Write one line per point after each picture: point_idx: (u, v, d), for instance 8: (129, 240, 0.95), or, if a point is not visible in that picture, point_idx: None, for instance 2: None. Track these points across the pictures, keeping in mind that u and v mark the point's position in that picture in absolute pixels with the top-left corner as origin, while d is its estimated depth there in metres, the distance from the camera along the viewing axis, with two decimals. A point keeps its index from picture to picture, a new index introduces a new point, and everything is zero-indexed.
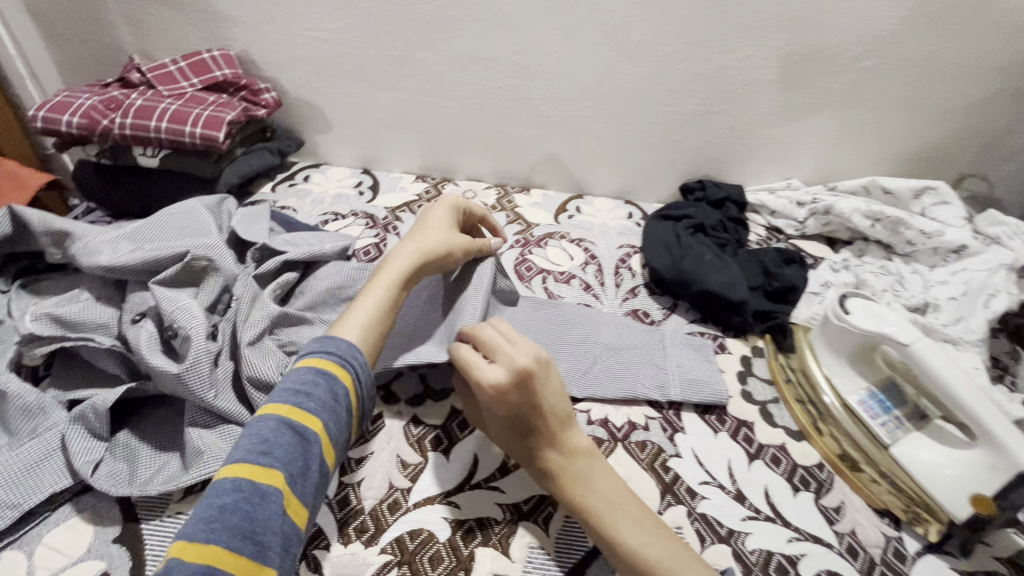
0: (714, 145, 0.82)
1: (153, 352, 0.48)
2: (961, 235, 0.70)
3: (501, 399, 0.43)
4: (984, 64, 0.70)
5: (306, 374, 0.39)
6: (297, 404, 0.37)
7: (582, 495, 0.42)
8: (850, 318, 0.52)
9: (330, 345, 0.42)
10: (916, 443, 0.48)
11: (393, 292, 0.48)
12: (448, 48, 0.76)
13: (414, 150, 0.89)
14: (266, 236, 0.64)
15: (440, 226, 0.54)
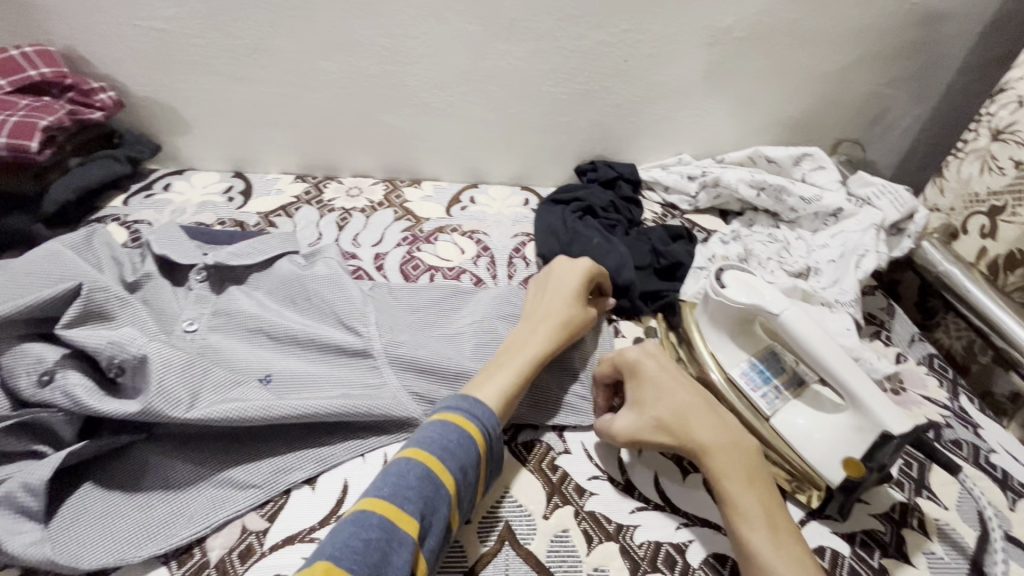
0: (602, 124, 0.80)
1: (106, 400, 0.43)
2: (836, 198, 0.72)
3: (669, 386, 0.45)
4: (846, 32, 0.72)
5: (450, 433, 0.40)
6: (441, 459, 0.39)
7: (734, 485, 0.40)
8: (725, 293, 0.51)
9: (476, 408, 0.43)
10: (792, 410, 0.48)
11: (537, 360, 0.48)
12: (307, 33, 0.69)
13: (290, 149, 0.82)
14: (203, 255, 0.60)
15: (582, 283, 0.55)
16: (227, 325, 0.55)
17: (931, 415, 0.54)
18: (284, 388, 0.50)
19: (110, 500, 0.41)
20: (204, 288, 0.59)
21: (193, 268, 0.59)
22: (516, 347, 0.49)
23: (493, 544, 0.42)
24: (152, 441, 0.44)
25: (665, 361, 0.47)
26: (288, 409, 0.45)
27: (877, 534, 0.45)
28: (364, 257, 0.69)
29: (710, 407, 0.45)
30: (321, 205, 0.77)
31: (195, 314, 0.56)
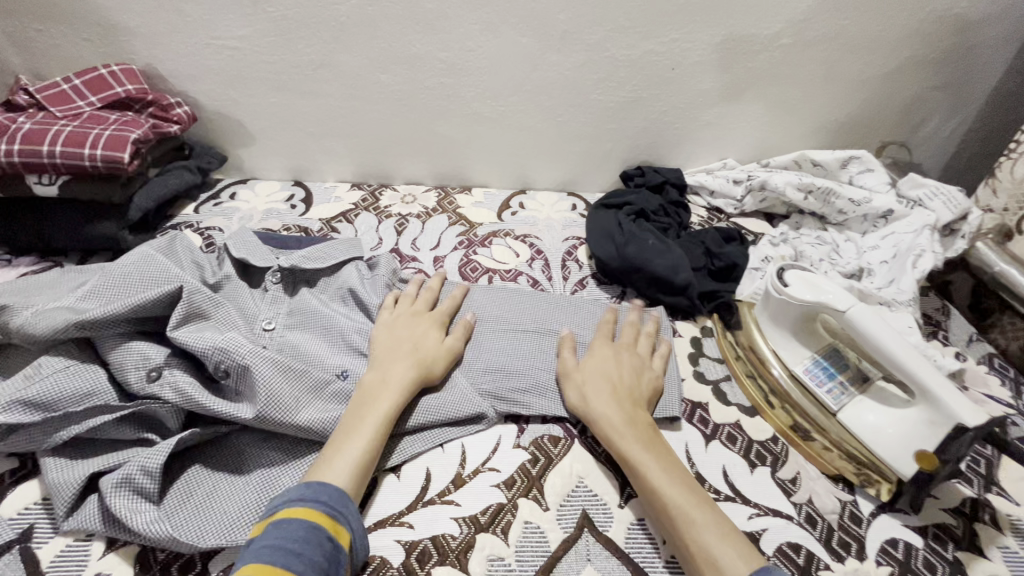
0: (649, 130, 0.82)
1: (214, 401, 0.46)
2: (887, 200, 0.73)
3: (602, 368, 0.51)
4: (892, 36, 0.73)
5: (296, 531, 0.37)
6: (285, 566, 0.35)
7: (632, 447, 0.45)
8: (788, 291, 0.52)
9: (320, 492, 0.40)
10: (860, 406, 0.49)
11: (384, 426, 0.45)
12: (369, 48, 0.73)
13: (347, 158, 0.86)
14: (277, 257, 0.63)
15: (428, 336, 0.53)
16: (304, 322, 0.58)
17: (996, 412, 0.54)
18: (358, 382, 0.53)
19: (215, 484, 0.45)
20: (279, 289, 0.61)
21: (269, 269, 0.62)
22: (362, 411, 0.46)
23: (571, 531, 0.44)
24: (247, 431, 0.47)
25: (622, 352, 0.53)
26: None
27: (949, 527, 0.45)
28: (424, 260, 0.72)
29: (624, 387, 0.50)
30: (379, 212, 0.80)
31: (272, 314, 0.59)
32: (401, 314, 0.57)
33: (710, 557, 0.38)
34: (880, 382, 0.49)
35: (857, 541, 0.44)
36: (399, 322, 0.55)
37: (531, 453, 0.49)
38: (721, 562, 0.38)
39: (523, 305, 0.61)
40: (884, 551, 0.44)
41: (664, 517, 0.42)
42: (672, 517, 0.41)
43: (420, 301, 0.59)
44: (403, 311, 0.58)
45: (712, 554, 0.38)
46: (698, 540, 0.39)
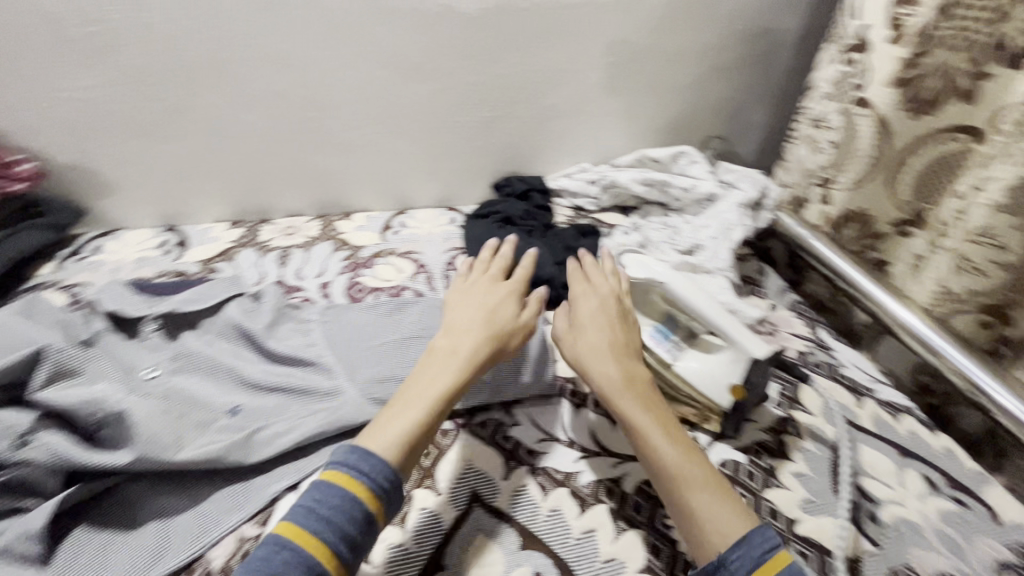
0: (511, 144, 0.91)
1: (92, 453, 0.46)
2: (709, 186, 0.87)
3: (601, 323, 0.55)
4: (694, 50, 0.88)
5: (331, 498, 0.42)
6: (314, 531, 0.40)
7: (633, 411, 0.49)
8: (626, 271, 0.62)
9: (360, 465, 0.43)
10: (689, 356, 0.58)
11: (441, 402, 0.49)
12: (228, 89, 0.75)
13: (221, 198, 0.85)
14: (151, 306, 0.63)
15: (505, 309, 0.58)
16: (190, 365, 0.59)
17: (797, 346, 0.68)
18: (250, 416, 0.54)
19: (106, 535, 0.45)
20: (159, 336, 0.62)
21: (144, 319, 0.62)
22: (420, 387, 0.50)
23: (463, 508, 0.49)
24: (136, 480, 0.48)
25: (610, 307, 0.57)
26: (263, 442, 0.51)
27: (765, 443, 0.57)
28: (310, 288, 0.74)
29: (619, 344, 0.54)
30: (261, 247, 0.81)
31: (154, 360, 0.59)
32: (480, 285, 0.62)
33: (704, 514, 0.44)
34: (704, 335, 0.59)
35: None
36: (473, 294, 0.60)
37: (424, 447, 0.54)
38: (714, 522, 0.43)
39: (405, 316, 0.67)
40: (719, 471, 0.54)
41: (663, 479, 0.46)
42: (671, 476, 0.46)
43: (494, 270, 0.64)
44: (483, 281, 0.62)
45: (707, 511, 0.44)
46: (697, 499, 0.45)
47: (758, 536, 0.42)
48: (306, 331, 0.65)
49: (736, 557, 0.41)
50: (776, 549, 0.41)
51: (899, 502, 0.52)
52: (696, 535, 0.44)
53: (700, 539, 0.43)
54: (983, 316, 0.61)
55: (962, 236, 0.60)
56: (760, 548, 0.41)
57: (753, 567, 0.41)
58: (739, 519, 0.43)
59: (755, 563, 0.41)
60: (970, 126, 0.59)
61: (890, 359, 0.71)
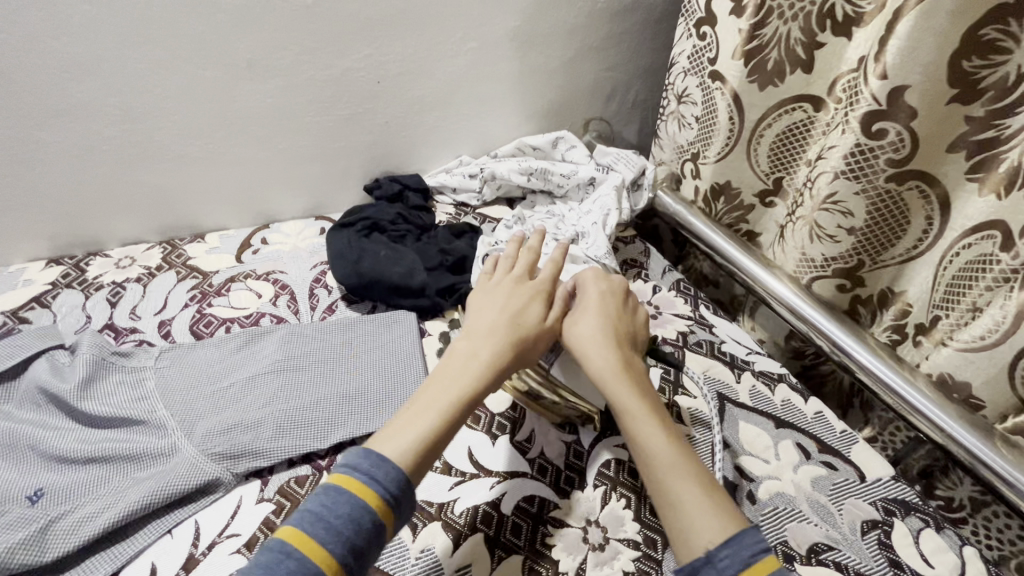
0: (378, 142, 0.84)
1: None
2: (588, 170, 0.85)
3: (600, 306, 0.52)
4: (558, 30, 0.85)
5: (340, 505, 0.37)
6: (323, 540, 0.35)
7: (627, 397, 0.46)
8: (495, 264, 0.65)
9: (374, 472, 0.38)
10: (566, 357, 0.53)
11: (454, 411, 0.44)
12: (11, 105, 0.62)
13: (31, 233, 0.72)
14: None
15: (528, 305, 0.52)
16: None
17: (678, 327, 0.68)
18: (56, 499, 0.46)
19: None
20: None
21: None
22: (431, 399, 0.44)
23: None
24: None
25: (608, 302, 0.53)
26: (63, 535, 0.43)
27: None
28: (147, 329, 0.64)
29: (615, 335, 0.51)
30: (87, 285, 0.70)
31: None
32: (499, 279, 0.55)
33: (690, 509, 0.40)
34: None
35: (580, 474, 0.52)
36: (491, 290, 0.54)
37: (277, 502, 0.48)
38: (699, 518, 0.39)
39: (261, 348, 0.60)
40: (600, 474, 0.51)
41: (648, 469, 0.43)
42: (658, 464, 0.42)
43: (518, 267, 0.56)
44: (500, 275, 0.56)
45: (693, 506, 0.40)
46: (683, 492, 0.41)
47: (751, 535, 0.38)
48: (139, 381, 0.55)
49: (725, 556, 0.37)
50: (768, 551, 0.37)
51: (775, 476, 0.53)
52: (678, 531, 0.39)
53: (679, 534, 0.39)
54: (840, 280, 0.63)
55: (813, 205, 0.61)
56: (750, 548, 0.37)
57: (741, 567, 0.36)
58: (729, 520, 0.39)
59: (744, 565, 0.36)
60: (812, 95, 0.60)
61: (769, 326, 0.75)
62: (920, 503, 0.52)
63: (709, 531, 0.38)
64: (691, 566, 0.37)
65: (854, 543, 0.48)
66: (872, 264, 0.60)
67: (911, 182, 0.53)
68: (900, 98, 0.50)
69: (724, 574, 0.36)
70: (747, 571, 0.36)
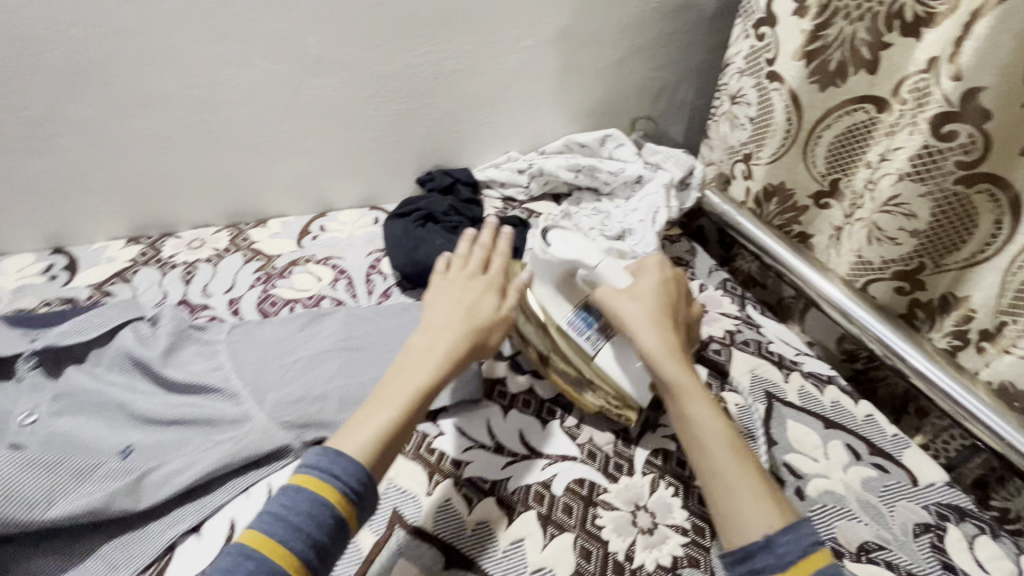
0: (432, 136, 0.87)
1: None
2: (636, 168, 0.86)
3: (659, 290, 0.53)
4: (613, 30, 0.86)
5: (300, 504, 0.39)
6: (281, 539, 0.37)
7: (682, 378, 0.48)
8: (550, 250, 0.55)
9: (335, 468, 0.40)
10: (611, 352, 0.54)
11: (413, 403, 0.45)
12: (104, 94, 0.67)
13: (113, 213, 0.78)
14: (31, 341, 0.57)
15: (482, 297, 0.53)
16: (74, 406, 0.53)
17: (726, 326, 0.68)
18: (144, 456, 0.50)
19: None
20: (38, 374, 0.56)
21: (21, 356, 0.56)
22: (393, 390, 0.46)
23: (383, 531, 0.46)
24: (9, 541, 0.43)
25: (665, 286, 0.54)
26: (156, 486, 0.47)
27: None
28: (218, 306, 0.69)
29: (670, 318, 0.52)
30: (162, 263, 0.75)
31: (33, 404, 0.53)
32: (453, 270, 0.56)
33: (741, 490, 0.42)
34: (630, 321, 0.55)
35: (628, 461, 0.53)
36: (447, 283, 0.54)
37: None
38: (750, 500, 0.42)
39: (323, 326, 0.63)
40: (649, 462, 0.53)
41: (700, 448, 0.45)
42: (713, 445, 0.45)
43: (474, 258, 0.56)
44: (456, 266, 0.56)
45: (744, 489, 0.42)
46: (733, 476, 0.43)
47: (808, 526, 0.41)
48: (213, 351, 0.60)
49: (785, 542, 0.39)
50: (820, 545, 0.40)
51: (824, 475, 0.53)
52: (727, 510, 0.42)
53: (731, 514, 0.42)
54: (897, 283, 0.62)
55: (874, 206, 0.61)
56: (807, 539, 0.40)
57: (800, 556, 0.39)
58: (782, 508, 0.42)
59: (802, 551, 0.39)
60: (876, 97, 0.60)
61: (817, 330, 0.74)
62: (974, 510, 0.51)
63: (762, 513, 0.41)
64: (746, 549, 0.40)
65: (905, 544, 0.48)
66: (933, 268, 0.59)
67: (980, 185, 0.52)
68: (974, 99, 0.49)
69: (784, 558, 0.39)
70: (805, 558, 0.39)
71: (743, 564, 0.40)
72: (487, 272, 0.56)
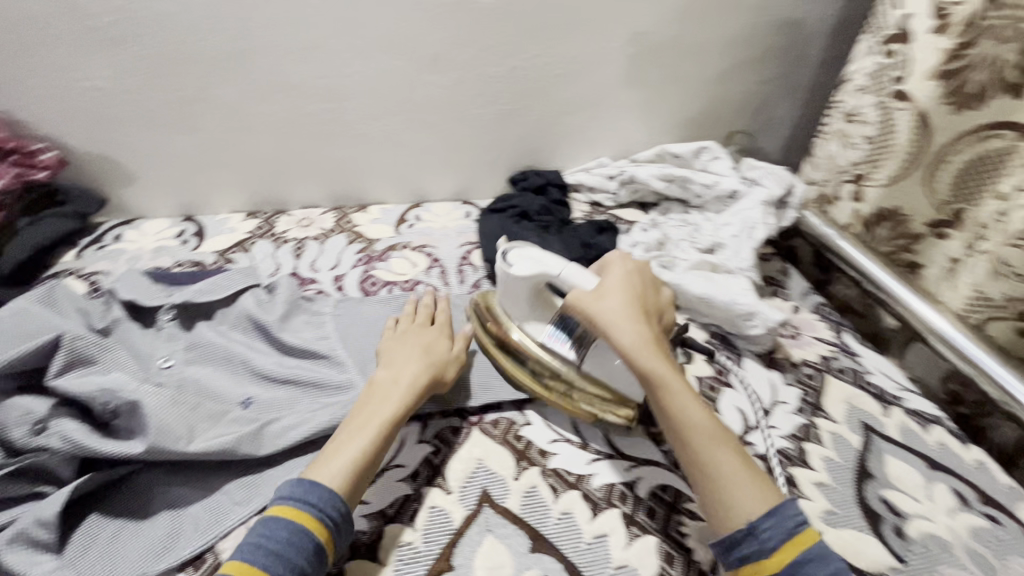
0: (529, 137, 0.89)
1: (103, 442, 0.47)
2: (732, 182, 0.84)
3: (626, 283, 0.51)
4: (721, 42, 0.85)
5: (279, 531, 0.40)
6: (264, 567, 0.38)
7: (662, 374, 0.46)
8: (512, 271, 0.55)
9: (308, 495, 0.42)
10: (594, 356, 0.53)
11: (389, 426, 0.48)
12: (245, 79, 0.74)
13: (237, 189, 0.85)
14: (167, 295, 0.64)
15: (437, 344, 0.57)
16: (203, 356, 0.59)
17: (820, 351, 0.66)
18: (262, 409, 0.55)
19: (121, 524, 0.46)
20: (174, 326, 0.62)
21: (161, 308, 0.62)
22: (366, 415, 0.48)
23: (473, 508, 0.49)
24: (153, 468, 0.49)
25: (633, 278, 0.52)
26: (274, 437, 0.51)
27: (787, 451, 0.55)
28: (324, 281, 0.74)
29: (645, 311, 0.50)
30: (276, 238, 0.81)
31: (169, 351, 0.59)
32: (404, 327, 0.59)
33: (730, 480, 0.42)
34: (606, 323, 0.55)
35: None
36: (402, 336, 0.58)
37: (435, 446, 0.53)
38: (737, 489, 0.42)
39: None
40: None
41: (685, 444, 0.44)
42: (698, 441, 0.44)
43: (420, 316, 0.61)
44: (406, 323, 0.60)
45: (732, 480, 0.42)
46: (719, 467, 0.43)
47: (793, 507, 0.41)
48: (321, 321, 0.64)
49: (769, 527, 0.40)
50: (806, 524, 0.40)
51: (926, 517, 0.50)
52: (717, 501, 0.42)
53: (722, 506, 0.42)
54: (1021, 324, 0.58)
55: (1001, 239, 0.58)
56: (792, 521, 0.40)
57: (785, 538, 0.39)
58: (766, 490, 0.42)
59: (787, 535, 0.39)
60: (1016, 123, 0.56)
61: (920, 366, 0.67)
62: None
63: (751, 502, 0.41)
64: (733, 538, 0.41)
65: None
66: None
67: None
68: None
69: (767, 543, 0.39)
70: (790, 540, 0.39)
71: (733, 550, 0.41)
72: (437, 325, 0.60)
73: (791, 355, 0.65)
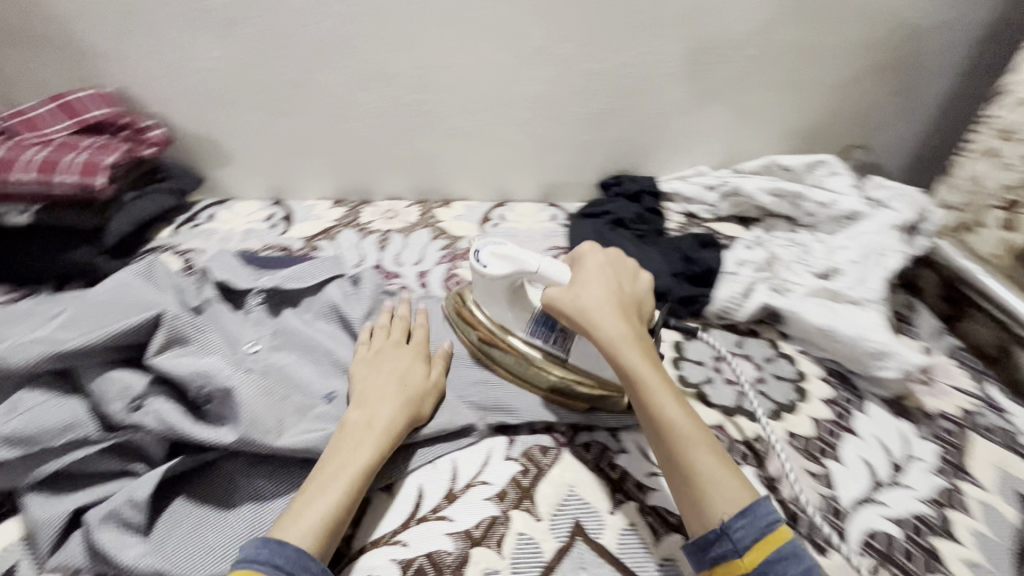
0: (625, 139, 0.84)
1: (196, 427, 0.46)
2: (852, 202, 0.76)
3: (603, 275, 0.50)
4: (851, 46, 0.77)
5: None
6: None
7: (637, 369, 0.44)
8: (487, 272, 0.52)
9: (275, 555, 0.38)
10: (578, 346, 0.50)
11: (363, 477, 0.43)
12: (345, 66, 0.73)
13: (326, 176, 0.85)
14: (256, 278, 0.63)
15: (412, 373, 0.52)
16: (287, 344, 0.57)
17: (961, 403, 0.57)
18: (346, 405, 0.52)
19: (204, 512, 0.45)
20: (262, 310, 0.61)
21: (251, 291, 0.62)
22: (338, 464, 0.43)
23: (565, 540, 0.44)
24: (236, 456, 0.47)
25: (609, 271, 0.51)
26: None
27: (928, 518, 0.47)
28: (408, 276, 0.72)
29: (621, 304, 0.49)
30: (360, 228, 0.80)
31: (256, 335, 0.58)
32: (380, 347, 0.55)
33: (711, 477, 0.40)
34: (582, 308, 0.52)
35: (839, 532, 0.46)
36: (378, 360, 0.53)
37: (522, 465, 0.49)
38: (713, 484, 0.40)
39: None
40: (868, 544, 0.46)
41: (663, 439, 0.43)
42: (677, 438, 0.42)
43: (396, 331, 0.57)
44: (382, 343, 0.55)
45: (712, 475, 0.40)
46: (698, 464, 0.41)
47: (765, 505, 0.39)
48: None
49: (741, 525, 0.38)
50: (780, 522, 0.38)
51: None
52: (696, 499, 0.40)
53: (701, 503, 0.40)
54: None
55: None
56: (765, 520, 0.38)
57: (756, 538, 0.38)
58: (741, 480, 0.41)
59: (759, 532, 0.38)
60: None
61: None
62: None
63: (726, 500, 0.39)
64: (705, 537, 0.39)
65: None
66: None
67: None
68: None
69: (739, 542, 0.38)
70: (763, 539, 0.38)
71: (707, 550, 0.39)
72: (413, 346, 0.55)
73: (925, 404, 0.57)
